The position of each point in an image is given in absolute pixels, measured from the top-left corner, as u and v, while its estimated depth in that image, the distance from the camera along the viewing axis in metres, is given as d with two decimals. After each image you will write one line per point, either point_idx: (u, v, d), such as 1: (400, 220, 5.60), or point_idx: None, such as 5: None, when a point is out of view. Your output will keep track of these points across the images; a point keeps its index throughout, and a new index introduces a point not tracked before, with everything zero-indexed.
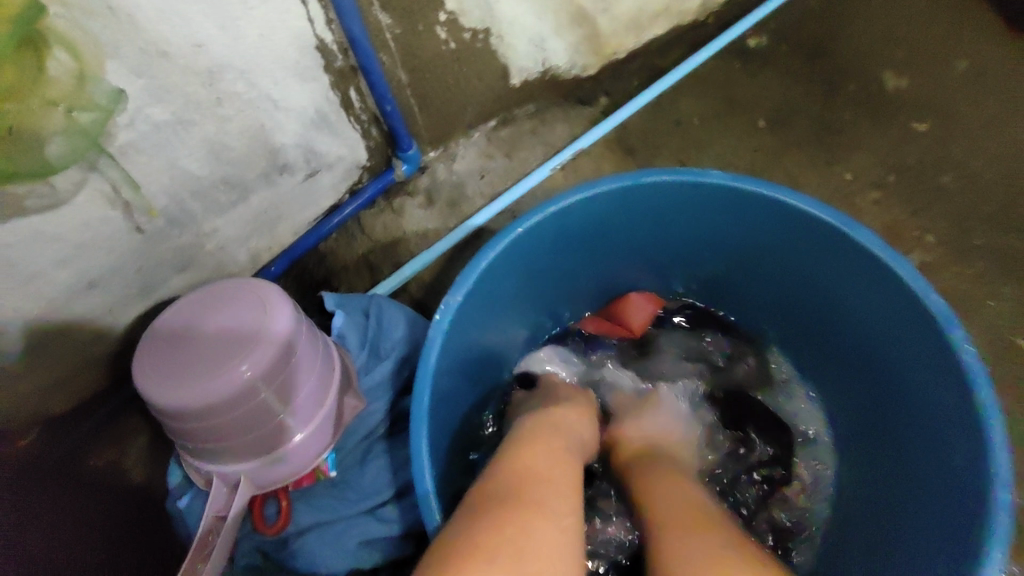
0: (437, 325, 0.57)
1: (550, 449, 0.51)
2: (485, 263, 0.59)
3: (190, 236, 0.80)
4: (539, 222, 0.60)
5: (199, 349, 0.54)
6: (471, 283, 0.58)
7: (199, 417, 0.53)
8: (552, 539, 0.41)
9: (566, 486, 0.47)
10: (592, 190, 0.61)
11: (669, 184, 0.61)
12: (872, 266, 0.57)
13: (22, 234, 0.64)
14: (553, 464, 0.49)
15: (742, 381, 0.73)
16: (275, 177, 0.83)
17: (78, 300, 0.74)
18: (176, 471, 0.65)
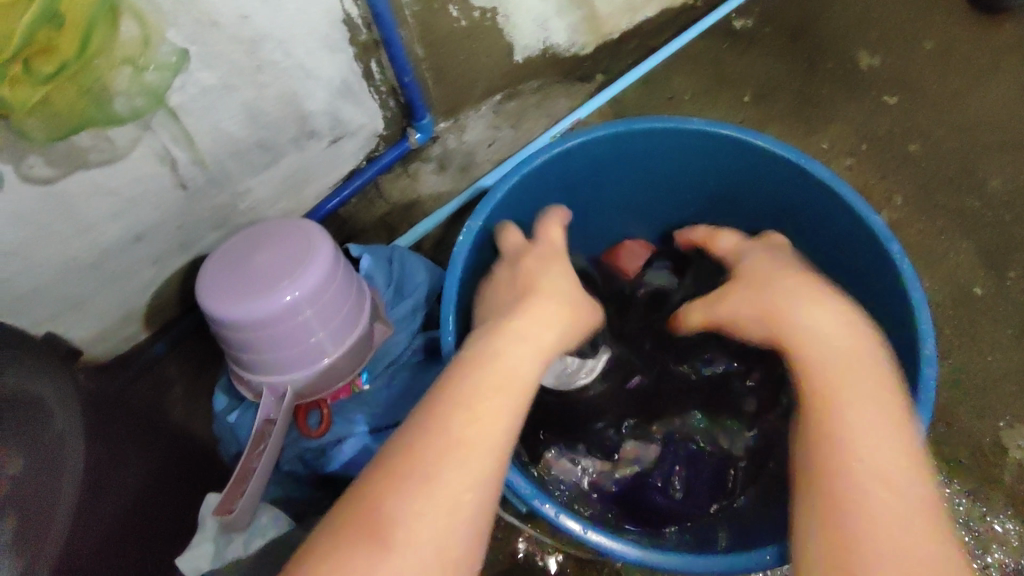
0: (460, 247, 0.65)
1: (484, 383, 0.49)
2: (499, 195, 0.67)
3: (226, 196, 0.88)
4: (545, 162, 0.69)
5: (254, 273, 0.63)
6: (488, 212, 0.67)
7: (254, 329, 0.62)
8: (437, 510, 0.42)
9: (481, 436, 0.46)
10: (590, 136, 0.69)
11: (657, 131, 0.70)
12: (831, 203, 0.66)
13: (84, 184, 0.72)
14: (476, 412, 0.47)
15: None
16: (304, 142, 0.91)
17: (127, 250, 0.82)
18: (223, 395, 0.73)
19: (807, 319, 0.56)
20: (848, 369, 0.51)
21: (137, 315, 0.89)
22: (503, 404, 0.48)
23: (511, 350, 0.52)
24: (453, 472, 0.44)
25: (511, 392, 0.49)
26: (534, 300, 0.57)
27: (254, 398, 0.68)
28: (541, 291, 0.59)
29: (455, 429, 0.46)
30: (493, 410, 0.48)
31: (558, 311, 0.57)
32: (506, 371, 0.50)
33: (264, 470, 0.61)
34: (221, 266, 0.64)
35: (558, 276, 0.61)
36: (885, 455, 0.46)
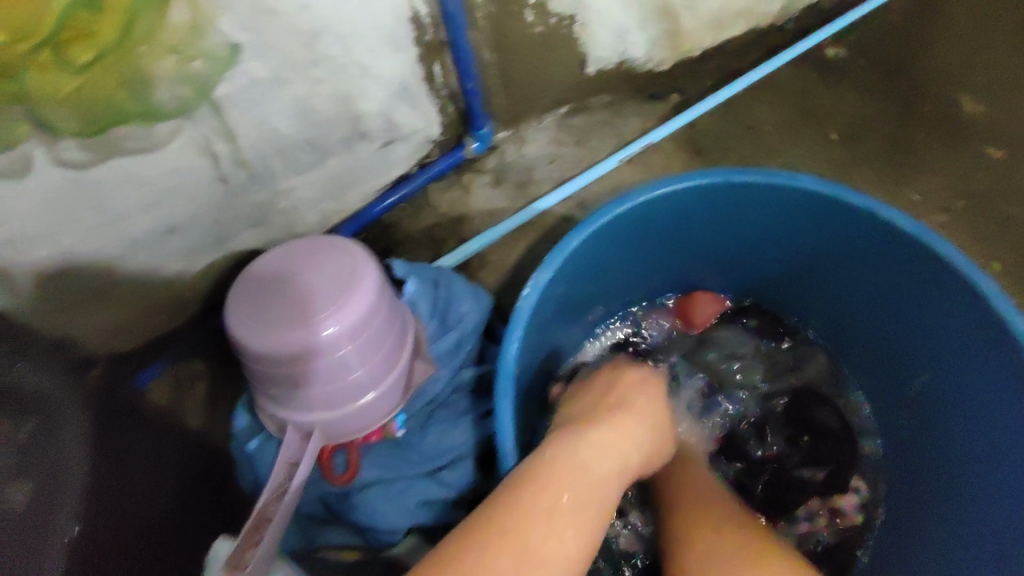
0: (526, 298, 0.59)
1: (566, 486, 0.47)
2: (574, 243, 0.60)
3: (266, 193, 0.83)
4: (628, 209, 0.62)
5: (290, 300, 0.56)
6: (560, 261, 0.60)
7: (284, 363, 0.55)
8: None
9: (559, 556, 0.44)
10: (680, 183, 0.62)
11: (757, 184, 0.62)
12: (971, 299, 0.56)
13: (116, 174, 0.67)
14: (555, 522, 0.45)
15: (813, 379, 0.73)
16: (354, 143, 0.84)
17: (158, 243, 0.77)
18: (242, 417, 0.67)
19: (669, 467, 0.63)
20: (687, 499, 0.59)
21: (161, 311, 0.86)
22: (580, 517, 0.46)
23: (592, 457, 0.50)
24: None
25: (592, 507, 0.47)
26: (618, 413, 0.56)
27: (275, 431, 0.62)
28: (626, 408, 0.57)
29: (534, 541, 0.43)
30: (574, 525, 0.46)
31: (641, 427, 0.56)
32: (588, 484, 0.48)
33: (285, 515, 0.55)
34: (255, 288, 0.57)
35: (653, 394, 0.59)
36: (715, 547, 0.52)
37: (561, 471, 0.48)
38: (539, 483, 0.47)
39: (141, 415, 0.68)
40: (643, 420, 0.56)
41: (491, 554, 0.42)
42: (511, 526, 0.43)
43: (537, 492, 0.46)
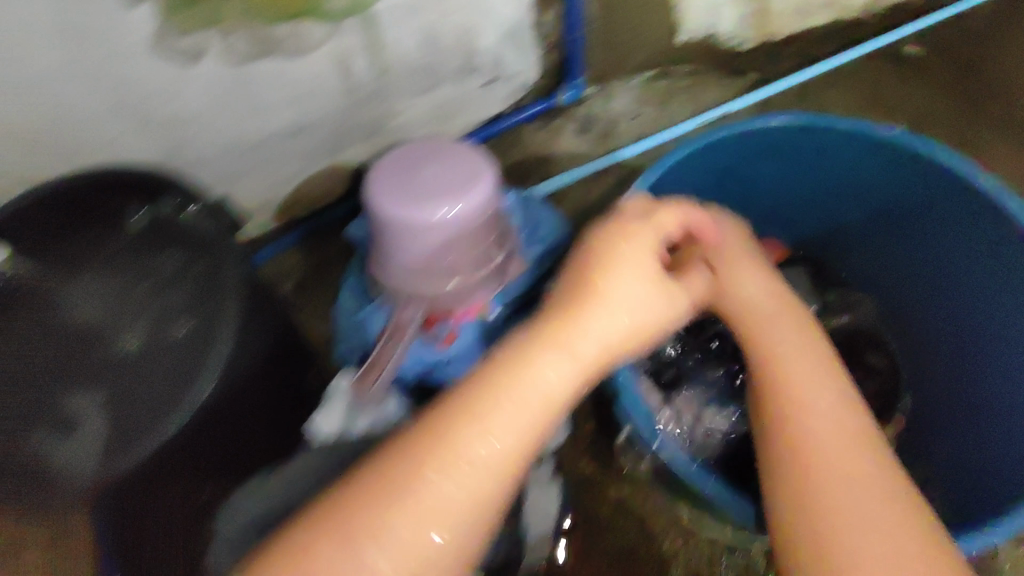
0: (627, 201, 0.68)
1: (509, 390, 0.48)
2: (672, 159, 0.70)
3: (382, 110, 0.93)
4: (723, 137, 0.71)
5: (422, 183, 0.65)
6: (658, 173, 0.70)
7: (412, 236, 0.65)
8: (413, 525, 0.44)
9: (479, 467, 0.46)
10: (774, 121, 0.70)
11: (842, 130, 0.70)
12: (1003, 227, 0.64)
13: (270, 72, 0.80)
14: (489, 428, 0.47)
15: (864, 321, 0.78)
16: (463, 77, 0.93)
17: (287, 139, 0.90)
18: (348, 295, 0.78)
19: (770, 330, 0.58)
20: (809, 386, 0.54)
21: (275, 204, 0.98)
22: (520, 426, 0.48)
23: (543, 358, 0.50)
24: (458, 486, 0.45)
25: (538, 412, 0.49)
26: (595, 300, 0.53)
27: (387, 300, 0.72)
28: (604, 294, 0.54)
29: (467, 445, 0.46)
30: (511, 429, 0.47)
31: (617, 317, 0.54)
32: (537, 390, 0.49)
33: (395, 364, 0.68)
34: (392, 169, 0.66)
35: (629, 273, 0.55)
36: (845, 454, 0.50)
37: (511, 375, 0.49)
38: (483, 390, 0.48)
39: (275, 298, 0.82)
40: (623, 302, 0.54)
41: (417, 460, 0.45)
42: (444, 432, 0.46)
43: (479, 394, 0.48)
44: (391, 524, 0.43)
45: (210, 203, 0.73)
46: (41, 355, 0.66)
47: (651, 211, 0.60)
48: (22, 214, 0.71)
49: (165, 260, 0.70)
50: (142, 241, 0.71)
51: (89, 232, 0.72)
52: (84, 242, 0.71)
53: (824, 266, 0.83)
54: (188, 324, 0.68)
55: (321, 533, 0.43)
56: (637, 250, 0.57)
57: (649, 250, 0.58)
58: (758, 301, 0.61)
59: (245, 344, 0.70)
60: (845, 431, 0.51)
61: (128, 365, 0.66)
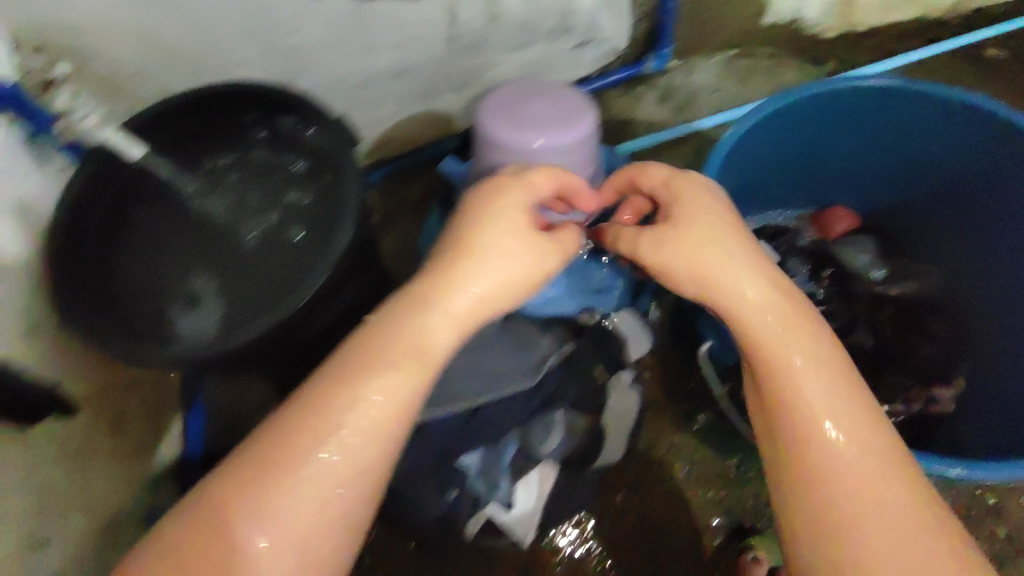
0: (723, 141, 0.72)
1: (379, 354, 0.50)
2: (769, 107, 0.74)
3: (478, 62, 0.99)
4: (818, 93, 0.75)
5: (530, 114, 0.72)
6: (754, 120, 0.73)
7: (514, 159, 0.71)
8: (304, 493, 0.47)
9: (356, 428, 0.48)
10: (868, 82, 0.74)
11: (932, 96, 0.73)
12: None
13: (385, 13, 0.87)
14: (362, 390, 0.49)
15: (929, 287, 0.82)
16: (557, 37, 0.99)
17: (390, 78, 0.97)
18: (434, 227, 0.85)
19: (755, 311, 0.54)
20: (815, 376, 0.52)
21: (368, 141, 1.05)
22: (393, 384, 0.50)
23: (422, 321, 0.52)
24: (342, 453, 0.48)
25: (406, 376, 0.50)
26: (468, 264, 0.53)
27: None
28: (477, 255, 0.54)
29: (344, 417, 0.48)
30: (386, 395, 0.50)
31: (485, 277, 0.53)
32: (406, 355, 0.51)
33: None
34: (504, 100, 0.73)
35: (506, 231, 0.55)
36: (852, 441, 0.50)
37: (387, 348, 0.51)
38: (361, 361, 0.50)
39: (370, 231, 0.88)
40: (496, 259, 0.54)
41: (296, 441, 0.48)
42: (325, 409, 0.49)
43: (361, 366, 0.50)
44: (280, 506, 0.46)
45: (328, 120, 0.78)
46: (134, 270, 0.76)
47: (524, 173, 0.59)
48: (175, 123, 0.80)
49: (291, 167, 0.81)
50: (275, 152, 0.82)
51: (228, 144, 0.83)
52: (229, 150, 0.83)
53: (887, 236, 0.87)
54: (307, 229, 0.77)
55: (212, 515, 0.46)
56: (510, 213, 0.55)
57: (528, 211, 0.57)
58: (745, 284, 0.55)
59: (358, 247, 0.79)
60: (846, 416, 0.51)
61: (256, 255, 0.78)
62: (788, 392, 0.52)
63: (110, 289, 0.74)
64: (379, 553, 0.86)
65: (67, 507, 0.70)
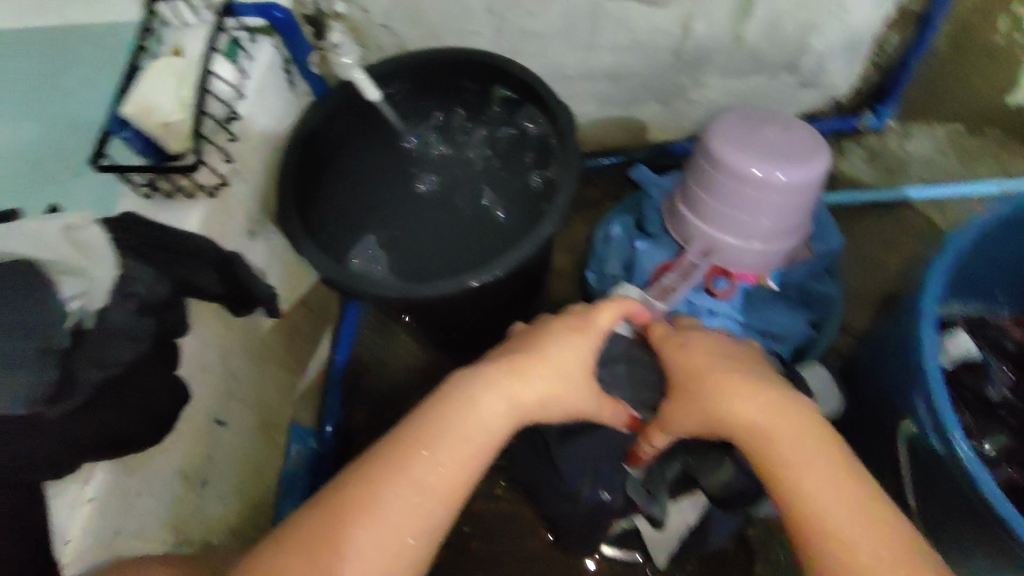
0: (974, 217, 0.66)
1: (445, 428, 0.52)
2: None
3: (691, 81, 0.99)
4: None
5: (763, 142, 0.69)
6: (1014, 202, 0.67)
7: (738, 184, 0.68)
8: (377, 536, 0.48)
9: (435, 493, 0.50)
10: None
11: None
12: None
13: (620, 15, 0.88)
14: (439, 454, 0.51)
15: None
16: (779, 72, 0.97)
17: (603, 77, 0.99)
18: (618, 229, 0.83)
19: (747, 417, 0.52)
20: (810, 472, 0.49)
21: None
22: (466, 457, 0.52)
23: (484, 405, 0.53)
24: (409, 506, 0.49)
25: (465, 456, 0.52)
26: (518, 377, 0.54)
27: (681, 239, 0.76)
28: (531, 378, 0.54)
29: (412, 470, 0.50)
30: (447, 465, 0.51)
31: (537, 388, 0.54)
32: (458, 434, 0.52)
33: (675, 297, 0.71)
34: (738, 122, 0.70)
35: (565, 350, 0.56)
36: (854, 536, 0.46)
37: (442, 429, 0.52)
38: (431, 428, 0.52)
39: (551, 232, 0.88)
40: (547, 376, 0.55)
41: (367, 483, 0.49)
42: (394, 461, 0.50)
43: (426, 432, 0.52)
44: (356, 548, 0.47)
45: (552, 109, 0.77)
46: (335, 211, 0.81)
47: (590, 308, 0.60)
48: (415, 81, 0.82)
49: (504, 137, 0.85)
50: (493, 126, 0.86)
51: (453, 108, 0.86)
52: (452, 112, 0.87)
53: None
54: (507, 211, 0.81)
55: (295, 550, 0.47)
56: (568, 338, 0.57)
57: (587, 341, 0.57)
58: (736, 393, 0.53)
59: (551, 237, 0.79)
60: (847, 508, 0.47)
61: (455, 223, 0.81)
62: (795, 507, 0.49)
63: (322, 222, 0.79)
64: (478, 526, 0.88)
65: (246, 395, 0.77)
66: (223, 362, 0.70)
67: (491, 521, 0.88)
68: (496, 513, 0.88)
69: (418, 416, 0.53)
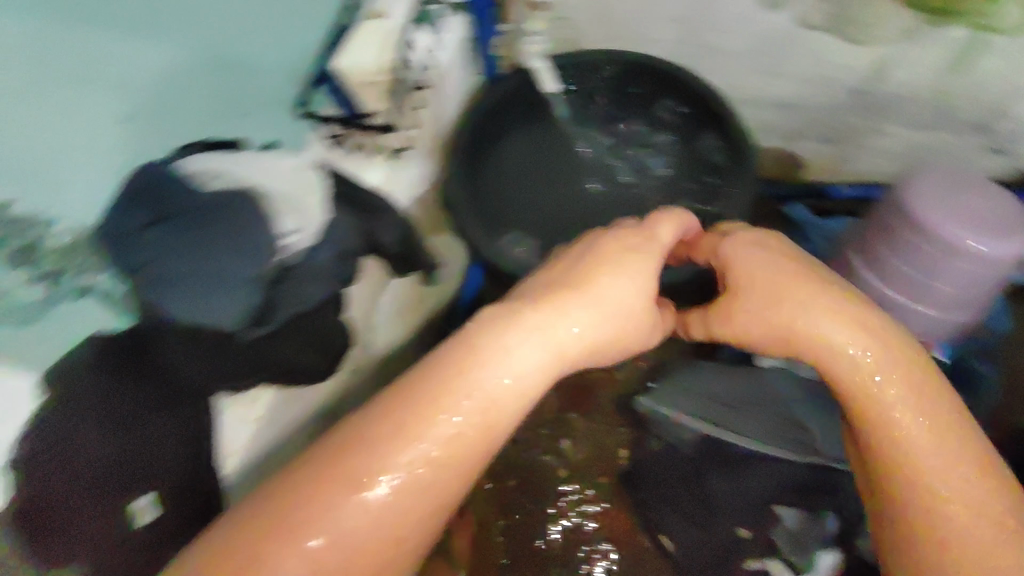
0: None
1: (464, 379, 0.47)
2: None
3: (868, 124, 0.95)
4: None
5: (967, 208, 0.65)
6: None
7: (931, 249, 0.65)
8: (373, 504, 0.44)
9: (449, 462, 0.46)
10: None
11: None
12: None
13: (810, 49, 0.86)
14: (454, 417, 0.46)
15: None
16: (970, 133, 0.91)
17: (774, 103, 0.97)
18: None
19: (857, 362, 0.53)
20: (896, 396, 0.52)
21: None
22: (489, 420, 0.47)
23: (522, 351, 0.48)
24: (416, 470, 0.45)
25: (519, 388, 0.48)
26: (581, 298, 0.51)
27: None
28: (603, 299, 0.52)
29: (418, 432, 0.46)
30: (464, 431, 0.46)
31: (600, 311, 0.51)
32: (487, 394, 0.47)
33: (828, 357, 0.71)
34: (939, 183, 0.67)
35: (621, 278, 0.53)
36: (935, 454, 0.50)
37: (486, 364, 0.48)
38: (445, 382, 0.47)
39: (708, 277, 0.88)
40: (607, 305, 0.52)
41: (393, 440, 0.45)
42: (408, 422, 0.46)
43: (442, 386, 0.47)
44: (343, 521, 0.44)
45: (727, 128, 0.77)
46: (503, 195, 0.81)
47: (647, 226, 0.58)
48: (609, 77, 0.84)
49: (671, 149, 0.85)
50: (676, 150, 0.85)
51: (634, 121, 0.87)
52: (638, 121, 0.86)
53: None
54: None
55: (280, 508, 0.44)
56: (631, 255, 0.54)
57: (652, 260, 0.54)
58: (843, 333, 0.53)
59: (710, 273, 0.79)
60: (940, 436, 0.51)
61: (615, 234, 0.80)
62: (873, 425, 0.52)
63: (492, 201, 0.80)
64: None
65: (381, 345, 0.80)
66: (371, 316, 0.74)
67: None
68: None
69: (442, 355, 0.49)
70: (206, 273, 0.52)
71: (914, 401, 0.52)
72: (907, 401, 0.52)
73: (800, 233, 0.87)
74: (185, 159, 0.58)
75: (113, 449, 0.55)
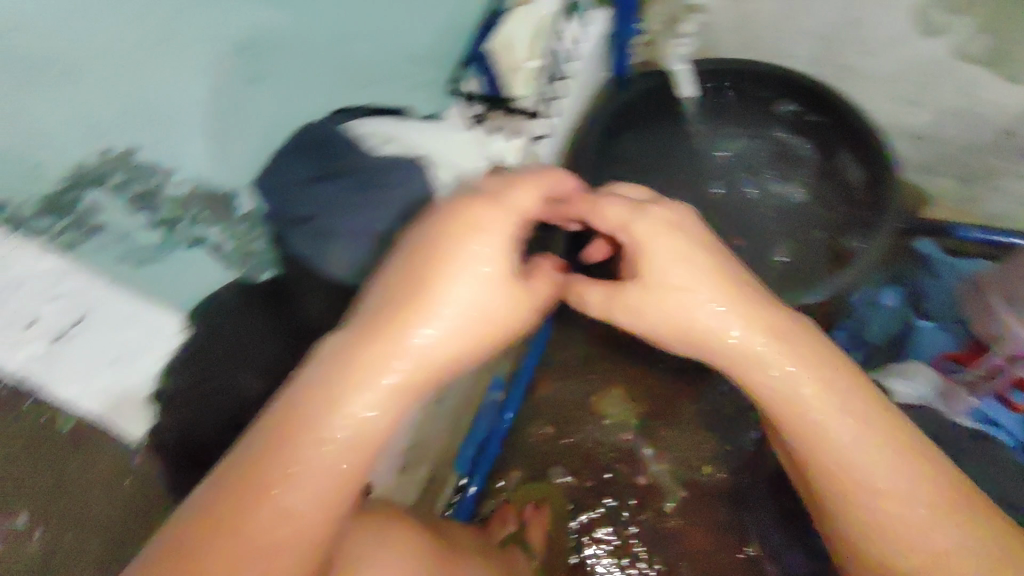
0: None
1: (310, 425, 0.38)
2: None
3: (1011, 168, 0.89)
4: None
5: None
6: None
7: None
8: None
9: (309, 527, 0.37)
10: None
11: None
12: None
13: (962, 79, 0.81)
14: (306, 473, 0.37)
15: None
16: None
17: (911, 133, 0.93)
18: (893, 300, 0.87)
19: (794, 395, 0.48)
20: (831, 413, 0.47)
21: None
22: (354, 460, 0.39)
23: (401, 346, 0.42)
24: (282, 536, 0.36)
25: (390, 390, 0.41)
26: (426, 298, 0.44)
27: None
28: (445, 300, 0.44)
29: (267, 510, 0.36)
30: (323, 485, 0.37)
31: (455, 305, 0.44)
32: (354, 420, 0.39)
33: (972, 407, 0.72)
34: None
35: (475, 268, 0.45)
36: (885, 467, 0.45)
37: (331, 375, 0.40)
38: (284, 440, 0.37)
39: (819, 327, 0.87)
40: (471, 296, 0.45)
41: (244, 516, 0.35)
42: (252, 498, 0.36)
43: (283, 442, 0.37)
44: None
45: (882, 164, 0.74)
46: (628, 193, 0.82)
47: (501, 190, 0.49)
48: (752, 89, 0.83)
49: (810, 179, 0.83)
50: (817, 174, 0.82)
51: (772, 136, 0.85)
52: (780, 142, 0.84)
53: None
54: (793, 257, 0.80)
55: None
56: (482, 239, 0.46)
57: (503, 243, 0.47)
58: (765, 351, 0.48)
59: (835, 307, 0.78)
60: (881, 435, 0.46)
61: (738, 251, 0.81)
62: (808, 442, 0.48)
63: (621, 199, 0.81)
64: (640, 534, 0.92)
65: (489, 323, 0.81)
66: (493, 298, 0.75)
67: (654, 531, 0.93)
68: (667, 530, 0.93)
69: (317, 354, 0.42)
70: (370, 231, 0.54)
71: (847, 411, 0.47)
72: (846, 412, 0.47)
73: (928, 268, 0.87)
74: (354, 122, 0.62)
75: (230, 399, 0.56)
